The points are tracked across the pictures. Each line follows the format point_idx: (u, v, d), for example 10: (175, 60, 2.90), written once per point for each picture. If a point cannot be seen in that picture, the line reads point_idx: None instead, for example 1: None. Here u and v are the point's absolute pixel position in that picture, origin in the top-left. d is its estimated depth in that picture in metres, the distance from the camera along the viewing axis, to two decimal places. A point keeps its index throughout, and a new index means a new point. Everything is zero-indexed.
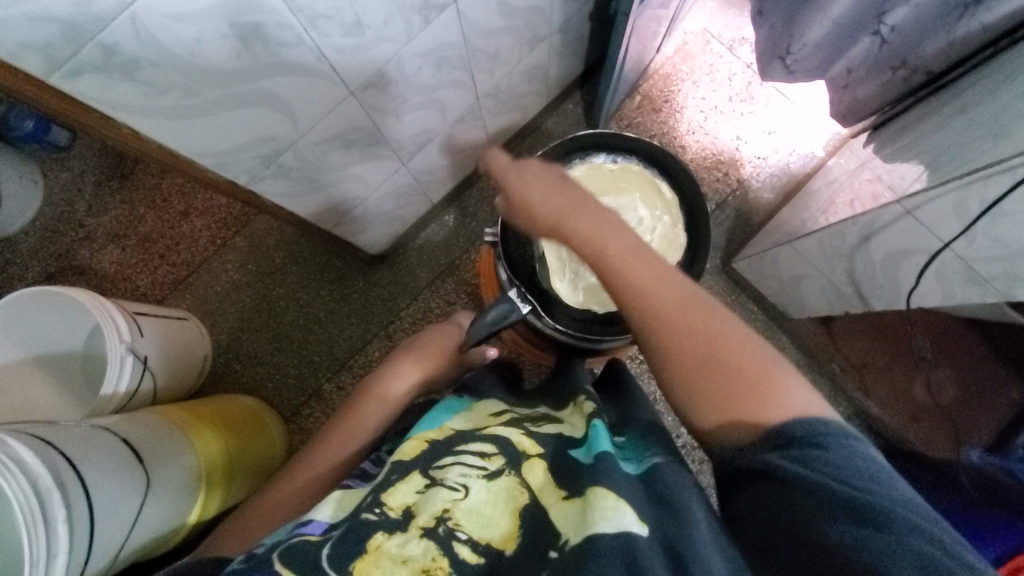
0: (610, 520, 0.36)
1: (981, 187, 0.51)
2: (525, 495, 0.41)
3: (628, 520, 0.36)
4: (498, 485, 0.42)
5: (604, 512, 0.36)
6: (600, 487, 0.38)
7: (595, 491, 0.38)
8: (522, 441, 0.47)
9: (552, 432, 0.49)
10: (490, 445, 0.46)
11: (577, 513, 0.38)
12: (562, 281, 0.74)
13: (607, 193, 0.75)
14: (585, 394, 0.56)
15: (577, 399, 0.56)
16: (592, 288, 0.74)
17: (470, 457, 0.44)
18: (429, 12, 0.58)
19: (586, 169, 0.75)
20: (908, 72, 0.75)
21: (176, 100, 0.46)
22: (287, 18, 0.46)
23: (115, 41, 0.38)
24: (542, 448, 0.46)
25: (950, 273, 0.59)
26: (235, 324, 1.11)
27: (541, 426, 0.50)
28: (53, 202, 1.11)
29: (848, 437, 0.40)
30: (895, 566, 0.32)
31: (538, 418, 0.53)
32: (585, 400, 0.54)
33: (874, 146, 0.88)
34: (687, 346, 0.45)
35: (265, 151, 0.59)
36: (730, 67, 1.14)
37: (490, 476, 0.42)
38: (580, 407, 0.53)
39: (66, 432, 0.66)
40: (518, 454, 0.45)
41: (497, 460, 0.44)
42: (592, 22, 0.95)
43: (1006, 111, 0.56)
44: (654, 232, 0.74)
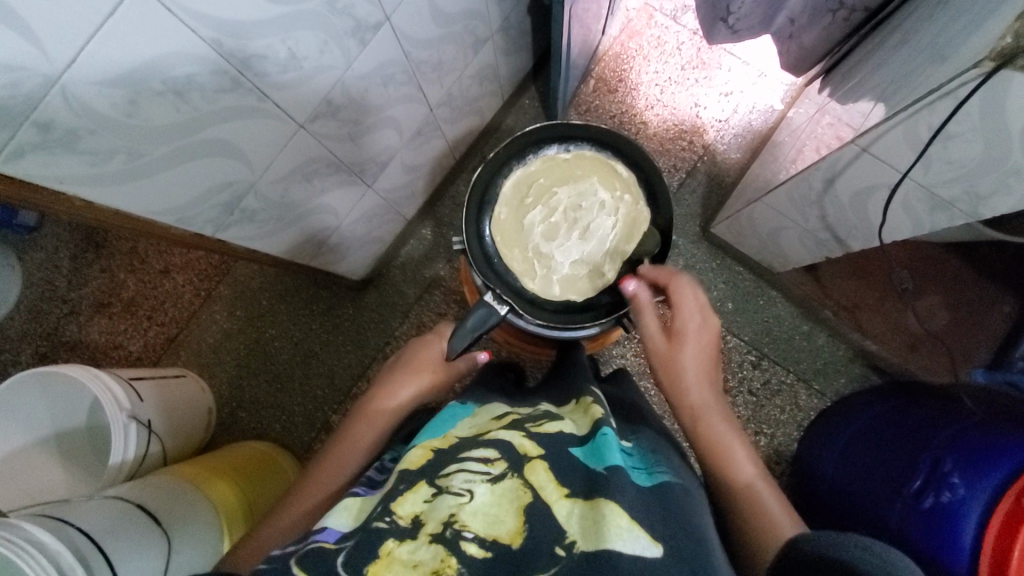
0: (625, 540, 0.37)
1: (926, 114, 0.52)
2: (529, 493, 0.42)
3: (639, 540, 0.38)
4: (502, 486, 0.42)
5: (616, 528, 0.38)
6: (610, 500, 0.40)
7: (607, 505, 0.40)
8: (523, 444, 0.47)
9: (556, 432, 0.50)
10: (493, 451, 0.46)
11: (584, 518, 0.40)
12: (537, 277, 0.74)
13: (564, 183, 0.75)
14: (591, 396, 0.58)
15: (583, 400, 0.58)
16: (566, 278, 0.74)
17: (472, 463, 0.44)
18: (364, 34, 0.59)
19: (539, 164, 0.76)
20: (847, 12, 0.75)
21: (123, 163, 0.46)
22: (219, 64, 0.46)
23: (50, 116, 0.38)
24: (544, 450, 0.46)
25: (916, 203, 0.60)
26: (232, 372, 1.11)
27: (542, 425, 0.51)
28: (32, 282, 1.10)
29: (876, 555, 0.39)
30: None
31: (540, 417, 0.54)
32: (591, 402, 0.56)
33: (828, 90, 0.88)
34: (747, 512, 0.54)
35: (226, 199, 0.59)
36: (677, 36, 1.15)
37: (494, 480, 0.42)
38: (587, 408, 0.55)
39: (77, 507, 0.66)
40: (521, 457, 0.45)
41: (500, 464, 0.44)
42: (532, 15, 0.96)
43: (940, 36, 0.56)
44: (618, 212, 0.74)
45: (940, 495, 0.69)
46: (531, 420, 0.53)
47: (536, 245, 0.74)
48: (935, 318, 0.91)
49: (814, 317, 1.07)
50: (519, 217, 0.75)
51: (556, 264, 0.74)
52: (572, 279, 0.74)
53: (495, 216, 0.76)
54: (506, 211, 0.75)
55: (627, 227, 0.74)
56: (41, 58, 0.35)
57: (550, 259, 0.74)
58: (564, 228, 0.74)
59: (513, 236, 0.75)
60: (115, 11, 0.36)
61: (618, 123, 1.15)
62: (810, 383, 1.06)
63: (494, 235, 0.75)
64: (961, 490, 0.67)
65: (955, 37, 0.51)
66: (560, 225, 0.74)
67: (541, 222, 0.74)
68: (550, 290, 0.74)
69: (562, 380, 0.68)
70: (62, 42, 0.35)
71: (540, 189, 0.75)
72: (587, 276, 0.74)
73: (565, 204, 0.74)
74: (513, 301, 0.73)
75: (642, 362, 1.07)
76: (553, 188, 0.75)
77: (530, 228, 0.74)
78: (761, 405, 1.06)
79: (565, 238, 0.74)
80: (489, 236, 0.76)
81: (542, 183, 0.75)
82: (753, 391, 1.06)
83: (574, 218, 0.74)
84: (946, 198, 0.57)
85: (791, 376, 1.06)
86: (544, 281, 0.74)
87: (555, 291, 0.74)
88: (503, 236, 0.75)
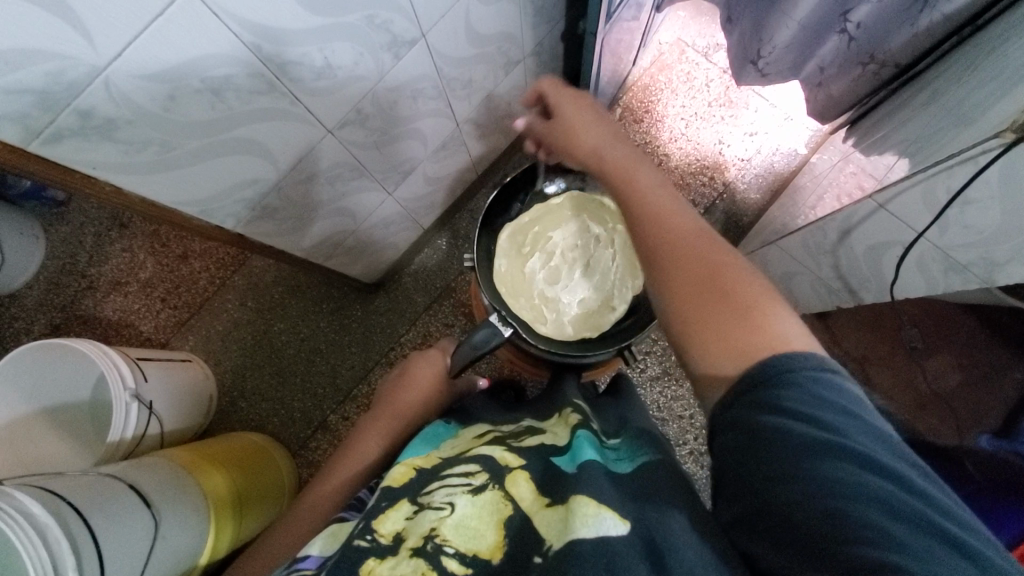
0: (590, 525, 0.36)
1: (946, 176, 0.52)
2: (509, 504, 0.41)
3: (606, 522, 0.36)
4: (483, 497, 0.42)
5: (583, 516, 0.36)
6: (579, 494, 0.39)
7: (575, 499, 0.38)
8: (504, 456, 0.47)
9: (536, 443, 0.50)
10: (473, 465, 0.46)
11: (558, 518, 0.38)
12: (547, 322, 0.75)
13: (558, 227, 0.77)
14: (574, 409, 0.57)
15: (564, 413, 0.58)
16: (578, 317, 0.75)
17: (454, 478, 0.45)
18: (399, 48, 0.60)
19: (529, 214, 0.77)
20: (877, 66, 0.76)
21: (155, 154, 0.48)
22: (257, 67, 0.48)
23: (90, 105, 0.40)
24: (524, 460, 0.46)
25: (930, 262, 0.60)
26: (237, 362, 1.12)
27: (524, 439, 0.51)
28: (55, 255, 1.13)
29: (821, 370, 0.37)
30: (864, 512, 0.31)
31: (520, 433, 0.54)
32: (570, 412, 0.56)
33: (853, 140, 0.88)
34: (681, 260, 0.45)
35: (249, 195, 0.61)
36: (707, 73, 1.16)
37: (475, 490, 0.43)
38: (565, 418, 0.55)
39: (70, 480, 0.67)
40: (501, 468, 0.45)
41: (482, 476, 0.45)
42: (565, 41, 0.98)
43: (967, 99, 0.56)
44: (614, 244, 0.76)
45: None
46: (512, 435, 0.53)
47: (540, 290, 0.76)
48: (947, 377, 0.87)
49: None
50: (518, 265, 0.76)
51: (564, 306, 0.75)
52: (582, 316, 0.75)
53: (495, 269, 0.76)
54: (504, 262, 0.76)
55: (627, 255, 0.76)
56: (87, 49, 0.36)
57: (557, 303, 0.75)
58: (565, 271, 0.76)
59: (518, 286, 0.75)
60: (163, 12, 0.38)
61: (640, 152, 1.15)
62: None
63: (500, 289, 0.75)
64: None
65: (983, 103, 0.52)
66: (561, 268, 0.76)
67: (542, 267, 0.76)
68: (564, 331, 0.75)
69: (552, 398, 0.68)
70: (108, 36, 0.37)
71: (535, 237, 0.77)
72: (596, 312, 0.75)
73: (562, 246, 0.76)
74: (517, 323, 0.71)
75: (643, 393, 1.07)
76: (548, 234, 0.77)
77: (531, 276, 0.75)
78: None
79: (567, 280, 0.76)
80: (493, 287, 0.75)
81: (536, 231, 0.77)
82: None
83: (573, 259, 0.76)
84: (961, 262, 0.56)
85: None
86: (556, 324, 0.75)
87: (569, 331, 0.75)
88: (507, 287, 0.75)
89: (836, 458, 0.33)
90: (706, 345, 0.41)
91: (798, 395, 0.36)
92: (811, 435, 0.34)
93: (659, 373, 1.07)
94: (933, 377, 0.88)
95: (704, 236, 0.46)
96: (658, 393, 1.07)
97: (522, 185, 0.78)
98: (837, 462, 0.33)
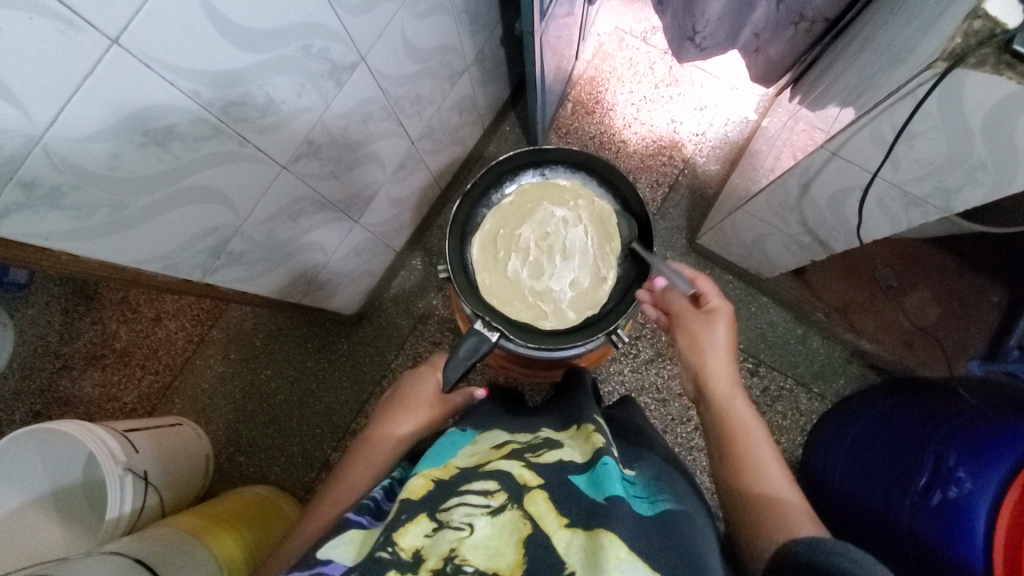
0: (623, 570, 0.37)
1: (887, 116, 0.53)
2: (529, 524, 0.41)
3: (639, 572, 0.37)
4: (503, 519, 0.42)
5: (615, 560, 0.37)
6: (609, 530, 0.40)
7: (606, 535, 0.39)
8: (523, 474, 0.47)
9: (554, 460, 0.49)
10: (492, 482, 0.45)
11: (582, 549, 0.39)
12: (548, 316, 0.75)
13: (524, 222, 0.77)
14: (592, 422, 0.57)
15: (584, 426, 0.57)
16: (575, 300, 0.76)
17: (473, 496, 0.44)
18: (341, 75, 0.60)
19: (492, 220, 0.77)
20: (807, 23, 0.78)
21: (108, 216, 0.47)
22: (198, 113, 0.47)
23: (32, 175, 0.39)
24: (543, 479, 0.46)
25: (889, 200, 0.63)
26: (229, 417, 1.10)
27: (541, 454, 0.51)
28: (25, 339, 1.10)
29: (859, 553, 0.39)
30: None
31: (538, 446, 0.53)
32: (590, 427, 0.55)
33: (798, 98, 0.89)
34: (750, 471, 0.55)
35: (212, 243, 0.60)
36: (649, 57, 1.18)
37: (494, 511, 0.42)
38: (587, 437, 0.53)
39: (74, 566, 0.65)
40: (520, 487, 0.45)
41: (500, 496, 0.44)
42: (504, 45, 0.98)
43: (895, 39, 0.58)
44: (581, 219, 0.77)
45: (948, 491, 0.70)
46: (530, 449, 0.52)
47: (531, 288, 0.76)
48: (927, 314, 0.92)
49: (807, 319, 1.08)
50: (499, 271, 0.76)
51: (558, 295, 0.76)
52: (579, 296, 0.76)
53: (478, 283, 0.75)
54: (486, 275, 0.76)
55: (598, 224, 0.77)
56: (21, 119, 0.36)
57: (550, 293, 0.76)
58: (546, 260, 0.76)
59: (509, 291, 0.75)
60: (92, 71, 0.37)
61: (596, 144, 1.17)
62: (810, 386, 1.06)
63: (491, 301, 0.75)
64: (968, 484, 0.68)
65: (909, 41, 0.53)
66: (541, 259, 0.76)
67: (523, 265, 0.76)
68: (566, 317, 0.75)
69: (568, 403, 0.67)
70: (42, 103, 0.36)
71: (506, 240, 0.77)
72: (590, 288, 0.76)
73: (533, 239, 0.77)
74: (504, 326, 0.73)
75: (640, 378, 1.07)
76: (516, 233, 0.77)
77: (517, 277, 0.76)
78: (763, 412, 1.06)
79: (551, 269, 0.76)
80: (469, 293, 0.74)
81: (504, 234, 0.76)
82: (753, 399, 1.06)
83: (549, 247, 0.77)
84: (918, 195, 0.60)
85: (790, 381, 1.07)
86: (556, 313, 0.75)
87: (571, 315, 0.75)
88: (497, 297, 0.75)
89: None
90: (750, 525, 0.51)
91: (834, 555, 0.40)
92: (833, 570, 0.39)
93: (652, 355, 1.08)
94: (913, 314, 0.93)
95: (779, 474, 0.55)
96: (656, 374, 1.07)
97: (484, 190, 0.78)
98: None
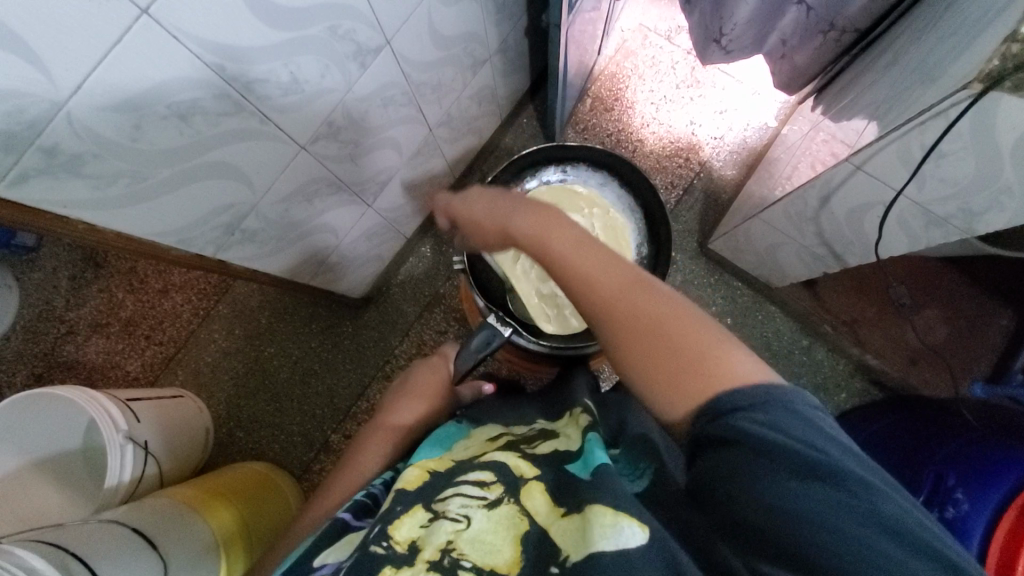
0: (608, 537, 0.36)
1: (917, 133, 0.52)
2: (525, 520, 0.41)
3: (625, 532, 0.36)
4: (499, 512, 0.42)
5: (600, 527, 0.36)
6: (596, 503, 0.38)
7: (593, 509, 0.38)
8: (519, 466, 0.47)
9: (550, 451, 0.50)
10: (488, 474, 0.45)
11: (577, 530, 0.38)
12: (551, 319, 0.76)
13: None
14: (581, 406, 0.58)
15: (573, 411, 0.58)
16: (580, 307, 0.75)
17: (469, 487, 0.44)
18: (364, 57, 0.60)
19: None
20: (838, 33, 0.77)
21: (127, 186, 0.47)
22: (221, 87, 0.47)
23: (54, 141, 0.39)
24: (540, 471, 0.46)
25: (909, 218, 0.62)
26: (231, 392, 1.10)
27: (537, 446, 0.51)
28: (31, 302, 1.10)
29: (805, 405, 0.37)
30: (819, 516, 0.33)
31: (534, 437, 0.53)
32: (579, 412, 0.56)
33: (821, 107, 0.88)
34: (620, 315, 0.44)
35: (227, 220, 0.60)
36: (672, 56, 1.17)
37: (491, 505, 0.42)
38: (575, 419, 0.55)
39: (72, 532, 0.65)
40: (517, 480, 0.45)
41: (497, 489, 0.44)
42: (528, 36, 0.97)
43: (928, 54, 0.57)
44: (595, 228, 0.76)
45: (945, 511, 0.70)
46: (526, 440, 0.53)
47: (536, 291, 0.75)
48: (935, 331, 0.93)
49: (813, 331, 1.07)
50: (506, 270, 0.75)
51: (563, 301, 0.75)
52: None
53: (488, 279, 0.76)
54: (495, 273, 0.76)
55: (609, 235, 0.76)
56: (47, 85, 0.35)
57: (555, 298, 0.76)
58: None
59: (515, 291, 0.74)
60: (120, 39, 0.37)
61: (613, 142, 1.16)
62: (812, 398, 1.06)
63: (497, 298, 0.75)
64: (965, 505, 0.68)
65: (942, 59, 0.52)
66: None
67: (532, 267, 0.75)
68: (569, 323, 0.76)
69: (561, 391, 0.67)
70: (68, 69, 0.36)
71: None
72: None
73: None
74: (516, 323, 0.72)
75: None
76: None
77: (524, 278, 0.75)
78: None
79: None
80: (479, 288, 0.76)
81: None
82: None
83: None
84: (939, 215, 0.59)
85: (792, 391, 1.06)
86: (559, 320, 0.76)
87: (574, 322, 0.76)
88: None
89: (812, 479, 0.34)
90: (660, 379, 0.41)
91: (776, 408, 0.36)
92: (793, 453, 0.34)
93: None
94: (920, 330, 0.94)
95: (643, 283, 0.45)
96: None
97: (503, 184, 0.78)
98: (849, 512, 0.33)
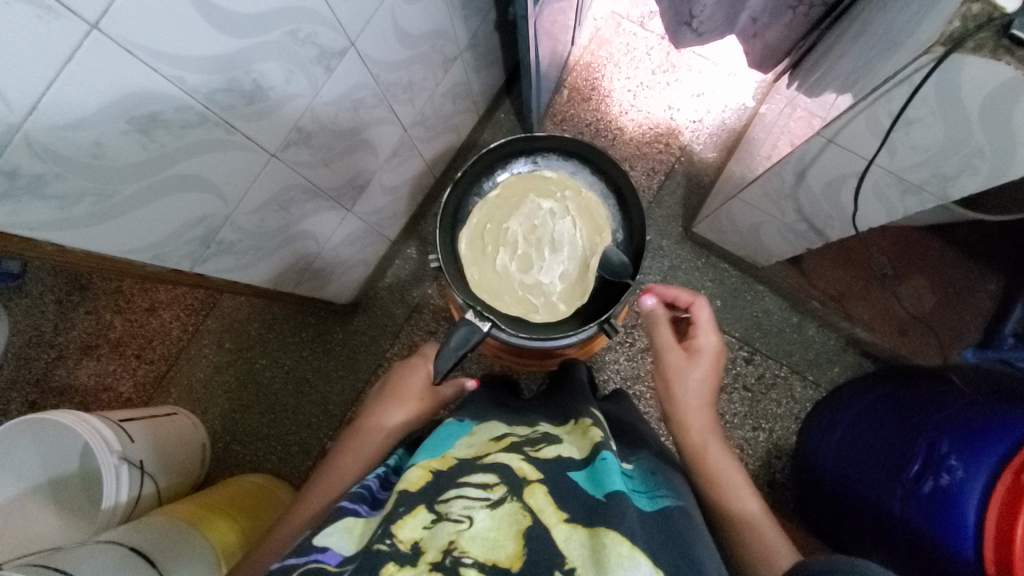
0: (625, 568, 0.36)
1: (884, 102, 0.52)
2: (529, 517, 0.41)
3: (642, 568, 0.37)
4: (501, 511, 0.41)
5: (617, 557, 0.37)
6: (610, 529, 0.39)
7: (607, 533, 0.39)
8: (521, 466, 0.47)
9: (553, 455, 0.50)
10: (491, 476, 0.45)
11: (585, 546, 0.39)
12: (539, 309, 0.75)
13: (511, 216, 0.76)
14: (590, 417, 0.57)
15: (580, 420, 0.57)
16: (565, 290, 0.75)
17: (472, 488, 0.44)
18: (330, 61, 0.59)
19: (478, 214, 0.76)
20: (805, 7, 0.77)
21: (93, 205, 0.46)
22: (183, 100, 0.46)
23: (14, 164, 0.38)
24: (542, 474, 0.46)
25: (885, 188, 0.63)
26: (225, 407, 1.10)
27: (541, 449, 0.51)
28: (19, 329, 1.09)
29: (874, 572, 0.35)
30: None
31: (538, 440, 0.53)
32: (588, 424, 0.56)
33: (795, 84, 0.88)
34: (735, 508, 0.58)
35: (202, 233, 0.59)
36: (646, 42, 1.16)
37: (494, 505, 0.42)
38: (585, 430, 0.54)
39: (70, 555, 0.65)
40: (520, 481, 0.45)
41: (500, 489, 0.44)
42: (499, 30, 0.97)
43: (892, 23, 0.57)
44: (569, 210, 0.76)
45: (939, 478, 0.70)
46: (529, 442, 0.53)
47: (520, 281, 0.75)
48: (923, 302, 0.91)
49: (803, 308, 1.08)
50: (488, 266, 0.75)
51: (548, 288, 0.75)
52: (569, 289, 0.75)
53: (468, 278, 0.75)
54: (474, 270, 0.75)
55: (586, 215, 0.77)
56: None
57: (540, 287, 0.75)
58: (535, 254, 0.75)
59: (499, 285, 0.75)
60: (72, 56, 0.36)
61: (592, 131, 1.16)
62: (805, 374, 1.06)
63: (480, 294, 0.74)
64: (958, 471, 0.68)
65: (906, 27, 0.52)
66: (529, 252, 0.75)
67: (512, 259, 0.75)
68: (556, 309, 0.75)
69: (560, 399, 0.67)
70: (22, 88, 0.35)
71: (494, 234, 0.76)
72: (580, 279, 0.75)
73: (521, 233, 0.75)
74: (495, 317, 0.72)
75: (635, 366, 1.07)
76: (503, 226, 0.76)
77: (506, 271, 0.75)
78: (758, 399, 1.06)
79: (540, 261, 0.76)
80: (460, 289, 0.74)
81: (491, 227, 0.76)
82: (748, 387, 1.06)
83: (538, 240, 0.75)
84: (915, 183, 0.59)
85: (785, 369, 1.07)
86: (547, 307, 0.75)
87: (562, 308, 0.75)
88: (487, 291, 0.74)
89: None
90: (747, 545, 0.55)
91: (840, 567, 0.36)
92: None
93: (648, 344, 1.08)
94: (908, 301, 0.92)
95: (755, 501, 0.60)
96: None
97: (475, 178, 0.77)
98: None
